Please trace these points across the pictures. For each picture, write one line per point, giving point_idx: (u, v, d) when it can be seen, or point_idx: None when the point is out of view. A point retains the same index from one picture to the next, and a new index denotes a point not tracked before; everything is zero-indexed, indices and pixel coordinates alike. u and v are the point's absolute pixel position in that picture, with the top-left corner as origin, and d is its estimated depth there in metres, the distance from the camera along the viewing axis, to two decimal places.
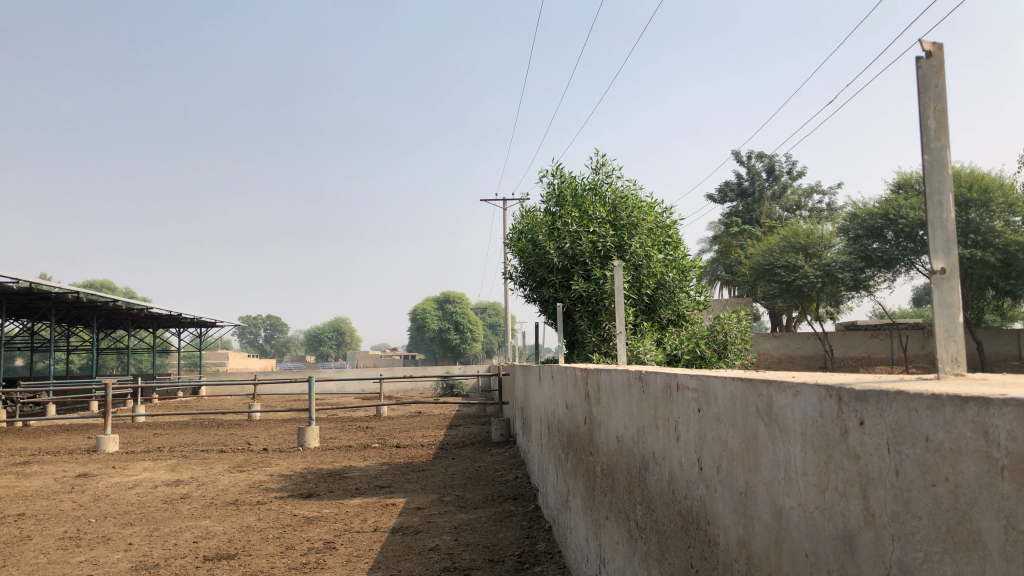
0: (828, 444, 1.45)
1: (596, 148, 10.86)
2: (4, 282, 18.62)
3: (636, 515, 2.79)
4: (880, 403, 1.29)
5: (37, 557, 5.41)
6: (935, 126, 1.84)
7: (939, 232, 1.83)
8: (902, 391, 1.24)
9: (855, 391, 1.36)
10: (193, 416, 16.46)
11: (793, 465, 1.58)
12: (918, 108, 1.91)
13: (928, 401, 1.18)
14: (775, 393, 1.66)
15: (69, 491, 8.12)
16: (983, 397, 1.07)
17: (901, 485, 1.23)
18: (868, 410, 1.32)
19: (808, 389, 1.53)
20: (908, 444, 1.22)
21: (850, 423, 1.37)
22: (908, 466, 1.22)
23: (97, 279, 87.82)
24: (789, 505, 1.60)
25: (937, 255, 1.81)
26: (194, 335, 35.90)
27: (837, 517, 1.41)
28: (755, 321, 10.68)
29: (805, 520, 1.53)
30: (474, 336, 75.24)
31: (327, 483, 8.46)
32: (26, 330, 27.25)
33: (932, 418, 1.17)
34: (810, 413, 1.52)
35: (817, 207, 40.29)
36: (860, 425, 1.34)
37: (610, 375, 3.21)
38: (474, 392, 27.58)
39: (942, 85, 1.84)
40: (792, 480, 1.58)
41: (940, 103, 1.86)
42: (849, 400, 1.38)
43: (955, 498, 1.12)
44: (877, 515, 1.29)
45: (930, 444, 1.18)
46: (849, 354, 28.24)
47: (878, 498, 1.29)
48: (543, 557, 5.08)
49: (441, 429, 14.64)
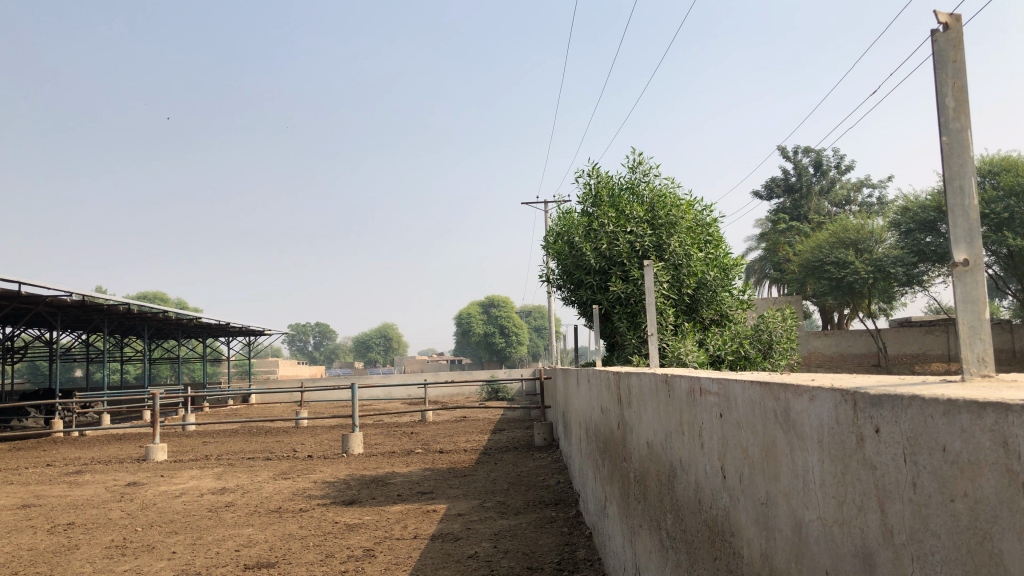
0: (845, 452, 1.36)
1: (632, 146, 10.71)
2: (57, 295, 19.08)
3: (666, 524, 2.71)
4: (895, 409, 1.20)
5: (84, 566, 5.50)
6: (954, 105, 1.75)
7: (961, 220, 1.73)
8: (917, 396, 1.16)
9: (869, 396, 1.27)
10: (240, 424, 16.71)
11: (810, 475, 1.50)
12: (937, 85, 1.80)
13: (943, 407, 1.09)
14: (792, 398, 1.57)
15: (118, 500, 8.28)
16: (1002, 403, 0.98)
17: (917, 499, 1.15)
18: (883, 416, 1.23)
19: (822, 393, 1.44)
20: (925, 454, 1.13)
21: (867, 429, 1.28)
22: (926, 478, 1.13)
23: (149, 292, 90.30)
24: (808, 517, 1.52)
25: (960, 248, 1.71)
26: (243, 345, 36.34)
27: (855, 533, 1.33)
28: (800, 319, 10.51)
29: (824, 536, 1.45)
30: (519, 339, 75.21)
31: (369, 489, 8.51)
32: (81, 342, 27.94)
33: (948, 426, 1.08)
34: (825, 419, 1.43)
35: (867, 202, 39.33)
36: (875, 433, 1.25)
37: (640, 379, 3.14)
38: (520, 397, 27.60)
39: (961, 61, 1.75)
40: (810, 491, 1.50)
41: (959, 78, 1.76)
42: (863, 405, 1.29)
43: (975, 515, 1.03)
44: (895, 532, 1.21)
45: (947, 455, 1.09)
46: (903, 351, 27.61)
47: (895, 514, 1.21)
48: (582, 564, 5.00)
49: (485, 433, 14.64)
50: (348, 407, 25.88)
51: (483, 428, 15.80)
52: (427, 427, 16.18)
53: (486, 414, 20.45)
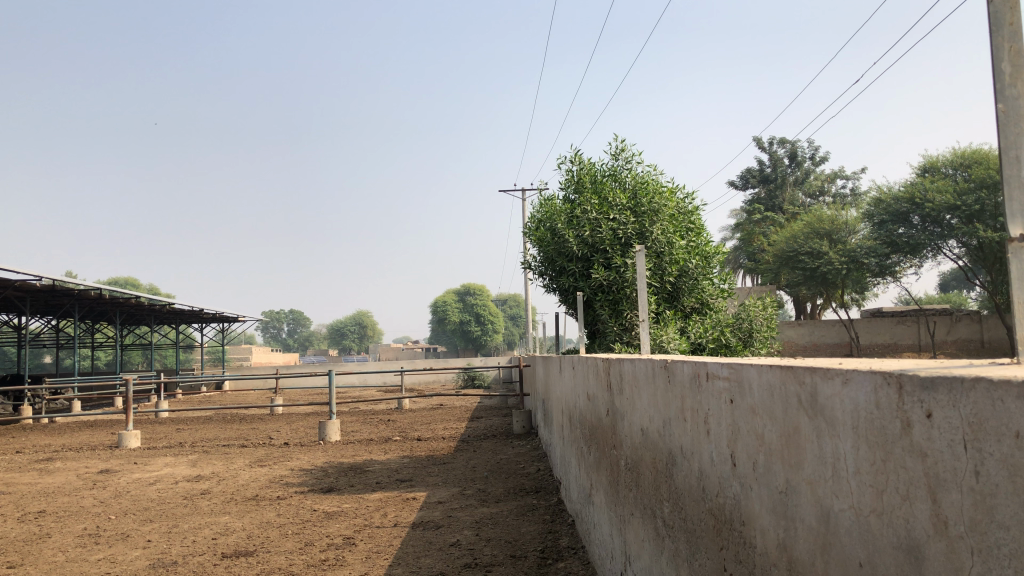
0: (885, 440, 1.33)
1: (614, 134, 10.73)
2: (27, 279, 18.68)
3: (663, 513, 2.68)
4: (951, 393, 1.16)
5: (56, 555, 5.38)
6: (1011, 70, 1.62)
7: (1018, 190, 1.60)
8: (983, 379, 1.11)
9: (921, 378, 1.24)
10: (214, 412, 16.54)
11: (842, 462, 1.47)
12: (991, 48, 1.67)
13: (1015, 392, 1.04)
14: (820, 381, 1.54)
15: (90, 488, 8.12)
16: None
17: (981, 489, 1.11)
18: (938, 400, 1.19)
19: (859, 376, 1.41)
20: (989, 441, 1.09)
21: (914, 414, 1.25)
22: (992, 467, 1.09)
23: (121, 278, 89.51)
24: (837, 507, 1.49)
25: (1016, 220, 1.58)
26: (215, 331, 35.85)
27: (898, 524, 1.30)
28: (779, 308, 10.62)
29: (858, 527, 1.41)
30: (495, 328, 75.23)
31: (347, 477, 8.42)
32: (50, 327, 27.38)
33: (1021, 411, 1.03)
34: (861, 403, 1.40)
35: (841, 193, 39.79)
36: (926, 418, 1.22)
37: (633, 365, 3.11)
38: (496, 385, 27.65)
39: (1017, 22, 1.63)
40: (842, 480, 1.47)
41: (1015, 43, 1.65)
42: (911, 389, 1.25)
43: None
44: (952, 524, 1.17)
45: (1020, 442, 1.04)
46: (874, 341, 27.94)
47: (951, 504, 1.17)
48: (566, 553, 4.97)
49: (462, 421, 14.61)
50: (323, 394, 25.72)
51: (460, 415, 15.75)
52: (404, 414, 16.09)
53: (461, 403, 20.41)
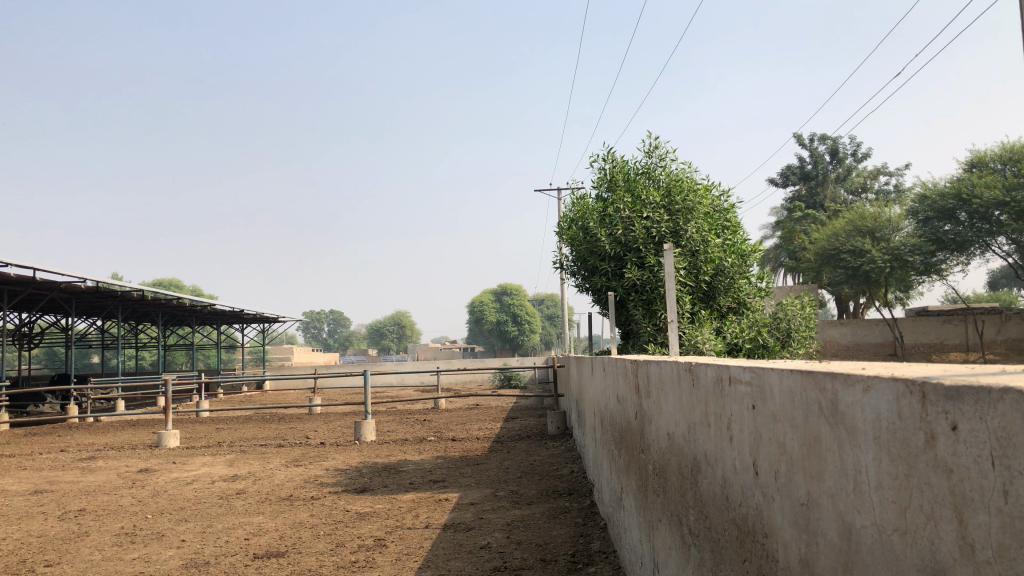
0: (908, 453, 1.25)
1: (649, 130, 10.57)
2: (72, 281, 19.05)
3: (689, 520, 2.61)
4: (977, 404, 1.09)
5: (92, 553, 5.46)
6: None
7: None
8: (1008, 390, 1.04)
9: (944, 387, 1.16)
10: (252, 414, 16.71)
11: (864, 475, 1.39)
12: None
13: None
14: (841, 388, 1.46)
15: (130, 487, 8.24)
16: None
17: (1007, 510, 1.03)
18: (962, 411, 1.12)
19: (879, 384, 1.34)
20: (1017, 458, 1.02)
21: (939, 427, 1.17)
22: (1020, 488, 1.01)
23: (166, 279, 91.47)
24: (859, 522, 1.41)
25: None
26: (255, 332, 36.13)
27: (923, 545, 1.22)
28: (818, 308, 10.41)
29: (880, 544, 1.34)
30: (532, 328, 75.02)
31: (381, 477, 8.44)
32: (95, 328, 27.85)
33: None
34: (883, 412, 1.32)
35: (884, 189, 39.06)
36: (951, 431, 1.14)
37: (660, 367, 3.03)
38: (532, 385, 27.68)
39: None
40: (863, 494, 1.39)
41: None
42: (935, 398, 1.18)
43: None
44: (979, 548, 1.09)
45: None
46: (920, 341, 27.36)
47: (979, 527, 1.09)
48: (597, 557, 4.90)
49: (497, 421, 14.59)
50: (361, 395, 25.91)
51: (495, 416, 15.74)
52: (439, 415, 16.10)
53: (498, 403, 20.39)
